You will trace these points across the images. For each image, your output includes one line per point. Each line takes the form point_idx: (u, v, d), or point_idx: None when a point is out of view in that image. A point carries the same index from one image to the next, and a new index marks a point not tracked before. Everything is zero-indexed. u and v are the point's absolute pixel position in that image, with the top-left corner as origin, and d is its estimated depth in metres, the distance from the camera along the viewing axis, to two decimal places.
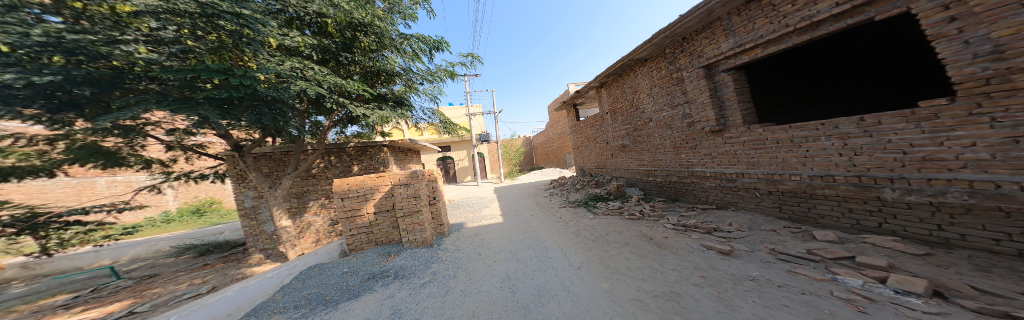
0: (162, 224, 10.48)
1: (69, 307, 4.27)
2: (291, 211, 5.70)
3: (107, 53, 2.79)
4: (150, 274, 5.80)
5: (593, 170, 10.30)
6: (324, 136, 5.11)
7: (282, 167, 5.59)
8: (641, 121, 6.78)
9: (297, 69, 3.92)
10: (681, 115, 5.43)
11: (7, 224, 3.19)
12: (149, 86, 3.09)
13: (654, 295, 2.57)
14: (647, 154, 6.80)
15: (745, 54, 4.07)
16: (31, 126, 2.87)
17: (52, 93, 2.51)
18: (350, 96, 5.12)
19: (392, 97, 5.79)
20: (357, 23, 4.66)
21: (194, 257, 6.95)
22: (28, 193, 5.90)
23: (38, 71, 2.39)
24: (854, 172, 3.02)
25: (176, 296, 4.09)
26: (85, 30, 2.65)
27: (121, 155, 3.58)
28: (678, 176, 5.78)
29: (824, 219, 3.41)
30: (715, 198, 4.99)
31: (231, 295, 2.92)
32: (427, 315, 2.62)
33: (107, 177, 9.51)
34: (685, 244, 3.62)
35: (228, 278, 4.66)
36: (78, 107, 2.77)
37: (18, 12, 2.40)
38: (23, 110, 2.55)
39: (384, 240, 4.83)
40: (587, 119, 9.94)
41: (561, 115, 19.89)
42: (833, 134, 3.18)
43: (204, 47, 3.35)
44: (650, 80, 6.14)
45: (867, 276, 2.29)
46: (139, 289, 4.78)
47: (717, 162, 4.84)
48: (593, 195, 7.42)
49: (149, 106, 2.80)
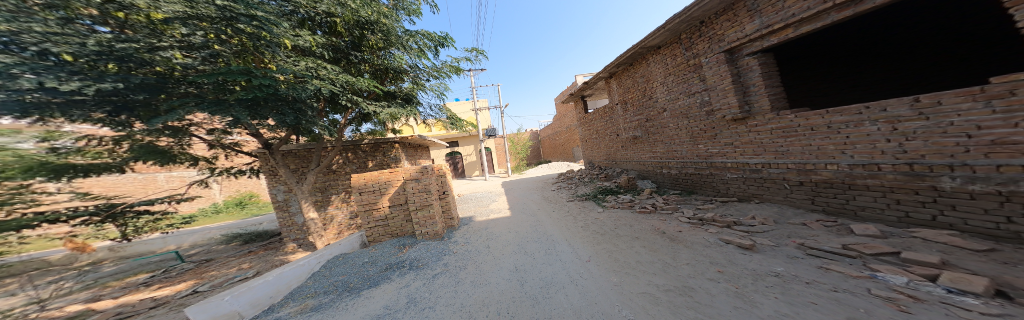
0: (212, 215, 11.96)
1: (148, 284, 5.03)
2: (316, 204, 6.20)
3: (149, 59, 3.07)
4: (206, 259, 6.62)
5: (603, 163, 10.04)
6: (341, 134, 5.45)
7: (306, 164, 6.05)
8: (655, 111, 6.46)
9: (311, 69, 4.11)
10: (698, 103, 5.14)
11: (93, 213, 3.66)
12: (188, 89, 3.45)
13: (665, 289, 2.49)
14: (660, 146, 6.52)
15: (772, 35, 3.72)
16: (99, 128, 3.28)
17: (110, 98, 2.89)
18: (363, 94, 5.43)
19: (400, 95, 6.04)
20: (363, 22, 4.83)
21: (239, 245, 7.80)
22: (105, 187, 6.89)
23: (100, 78, 2.68)
24: (904, 160, 2.69)
25: (228, 278, 4.66)
26: (129, 39, 2.87)
27: (173, 153, 4.01)
28: (695, 167, 5.48)
29: (865, 211, 3.07)
30: (737, 190, 4.66)
31: (272, 280, 3.28)
32: (439, 304, 2.78)
33: (165, 173, 10.94)
34: (701, 238, 3.38)
35: (269, 264, 5.21)
36: (132, 110, 3.15)
37: (74, 24, 2.60)
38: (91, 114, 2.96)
39: (399, 233, 5.08)
40: (596, 111, 9.66)
41: (569, 107, 19.38)
42: (879, 118, 2.84)
43: (230, 51, 3.63)
44: (664, 68, 5.85)
45: (913, 274, 2.04)
46: (199, 271, 5.50)
47: (739, 151, 4.53)
48: (602, 189, 7.24)
49: (190, 109, 3.14)
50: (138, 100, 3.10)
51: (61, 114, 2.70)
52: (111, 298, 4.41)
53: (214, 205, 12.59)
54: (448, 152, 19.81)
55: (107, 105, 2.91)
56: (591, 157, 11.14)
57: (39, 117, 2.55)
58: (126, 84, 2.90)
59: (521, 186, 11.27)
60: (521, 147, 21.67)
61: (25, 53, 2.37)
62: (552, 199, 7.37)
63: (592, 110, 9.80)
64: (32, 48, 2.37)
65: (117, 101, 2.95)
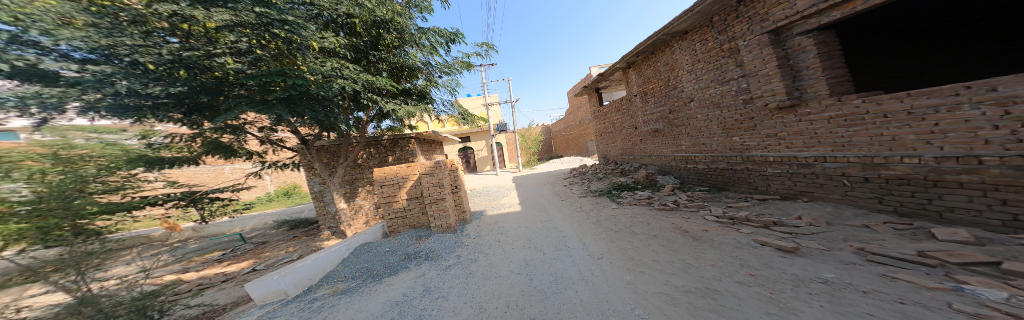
0: (266, 202, 13.94)
1: (220, 261, 6.02)
2: (345, 195, 6.84)
3: (209, 65, 3.65)
4: (262, 241, 7.71)
5: (619, 157, 9.58)
6: (364, 130, 5.96)
7: (336, 158, 6.70)
8: (680, 102, 5.95)
9: (336, 69, 4.47)
10: (734, 90, 4.62)
11: (180, 197, 4.41)
12: (239, 91, 3.96)
13: (685, 290, 2.29)
14: (686, 139, 6.04)
15: (834, 10, 3.05)
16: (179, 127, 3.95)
17: (183, 100, 3.50)
18: (382, 92, 5.86)
19: (416, 92, 6.41)
20: (379, 21, 5.15)
21: (287, 230, 8.95)
22: (186, 179, 8.31)
23: (174, 83, 3.29)
24: (1016, 151, 2.04)
25: (278, 259, 5.40)
26: (192, 48, 3.41)
27: (235, 149, 4.78)
28: (727, 162, 4.99)
29: (953, 213, 2.47)
30: (780, 187, 4.12)
31: (311, 263, 3.71)
32: (452, 294, 2.90)
33: (230, 166, 12.94)
34: (731, 239, 3.02)
35: (308, 248, 5.91)
36: (201, 110, 3.80)
37: (152, 36, 3.08)
38: (172, 115, 3.62)
39: (417, 224, 5.39)
40: (612, 103, 9.20)
41: (582, 100, 18.69)
42: (983, 100, 2.20)
43: (269, 53, 4.03)
44: (692, 54, 5.36)
45: (1017, 289, 1.55)
46: (256, 251, 6.43)
47: (785, 144, 3.94)
48: (618, 185, 6.92)
49: (243, 108, 3.64)
50: (201, 101, 3.70)
51: (151, 115, 3.30)
52: (194, 271, 5.37)
53: (267, 194, 14.60)
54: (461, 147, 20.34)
55: (181, 107, 3.57)
56: (606, 152, 10.69)
57: (137, 118, 3.17)
58: (192, 87, 3.47)
59: (531, 180, 11.21)
60: (533, 142, 21.60)
61: (123, 63, 2.90)
62: (564, 194, 7.18)
63: (608, 102, 9.33)
64: (126, 59, 2.91)
65: (189, 103, 3.59)
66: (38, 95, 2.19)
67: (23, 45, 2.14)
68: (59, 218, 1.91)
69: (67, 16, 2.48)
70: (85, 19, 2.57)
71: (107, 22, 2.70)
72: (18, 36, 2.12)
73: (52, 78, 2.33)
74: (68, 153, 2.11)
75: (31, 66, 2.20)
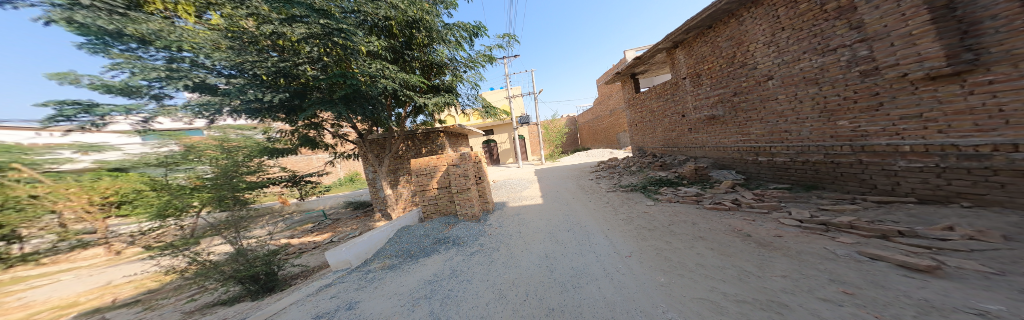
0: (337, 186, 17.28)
1: (308, 232, 7.75)
2: (391, 183, 7.95)
3: (297, 73, 4.61)
4: (335, 219, 9.60)
5: (660, 150, 8.39)
6: (402, 125, 6.88)
7: (382, 149, 7.88)
8: (751, 81, 4.78)
9: (379, 70, 5.05)
10: (844, 60, 3.36)
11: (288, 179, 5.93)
12: (316, 94, 4.91)
13: (739, 299, 1.75)
14: (757, 126, 4.85)
15: None
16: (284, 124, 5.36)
17: (285, 103, 4.73)
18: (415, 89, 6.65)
19: (444, 87, 7.04)
20: (412, 21, 5.71)
21: (351, 211, 10.91)
22: None
23: (279, 90, 4.48)
24: None
25: (345, 234, 6.64)
26: (286, 59, 4.42)
27: (320, 143, 6.15)
28: (826, 153, 3.73)
29: None
30: (921, 187, 2.82)
31: (366, 240, 4.42)
32: (475, 278, 3.01)
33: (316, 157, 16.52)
34: (819, 249, 2.20)
35: (364, 227, 7.07)
36: (292, 110, 4.99)
37: (263, 52, 4.26)
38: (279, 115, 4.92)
39: (446, 211, 5.81)
40: (653, 89, 8.04)
41: (616, 87, 17.05)
42: None
43: (332, 60, 4.85)
44: (774, 21, 4.18)
45: None
46: (331, 227, 8.05)
47: (937, 127, 2.62)
48: (657, 180, 6.03)
49: (317, 107, 4.62)
50: (295, 103, 4.87)
51: (266, 114, 4.62)
52: (292, 237, 7.06)
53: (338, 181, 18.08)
54: (484, 140, 20.77)
55: (282, 108, 4.80)
56: (642, 143, 9.48)
57: (258, 117, 4.54)
58: (288, 91, 4.59)
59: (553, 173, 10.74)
60: (557, 133, 20.74)
61: (248, 75, 4.18)
62: (590, 188, 6.60)
63: (648, 88, 8.17)
64: (251, 72, 4.15)
65: (288, 105, 4.82)
66: (208, 103, 3.52)
67: (198, 66, 3.47)
68: (223, 190, 3.07)
69: (216, 43, 3.76)
70: (228, 44, 3.83)
71: (237, 44, 3.97)
72: (195, 61, 3.44)
73: (212, 89, 3.68)
74: (229, 145, 3.34)
75: (203, 81, 3.51)
